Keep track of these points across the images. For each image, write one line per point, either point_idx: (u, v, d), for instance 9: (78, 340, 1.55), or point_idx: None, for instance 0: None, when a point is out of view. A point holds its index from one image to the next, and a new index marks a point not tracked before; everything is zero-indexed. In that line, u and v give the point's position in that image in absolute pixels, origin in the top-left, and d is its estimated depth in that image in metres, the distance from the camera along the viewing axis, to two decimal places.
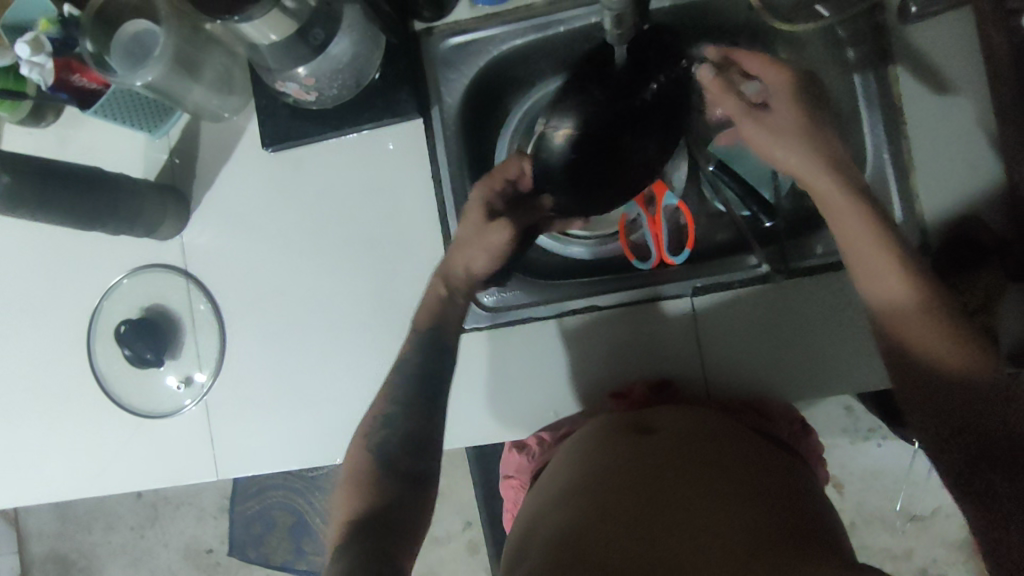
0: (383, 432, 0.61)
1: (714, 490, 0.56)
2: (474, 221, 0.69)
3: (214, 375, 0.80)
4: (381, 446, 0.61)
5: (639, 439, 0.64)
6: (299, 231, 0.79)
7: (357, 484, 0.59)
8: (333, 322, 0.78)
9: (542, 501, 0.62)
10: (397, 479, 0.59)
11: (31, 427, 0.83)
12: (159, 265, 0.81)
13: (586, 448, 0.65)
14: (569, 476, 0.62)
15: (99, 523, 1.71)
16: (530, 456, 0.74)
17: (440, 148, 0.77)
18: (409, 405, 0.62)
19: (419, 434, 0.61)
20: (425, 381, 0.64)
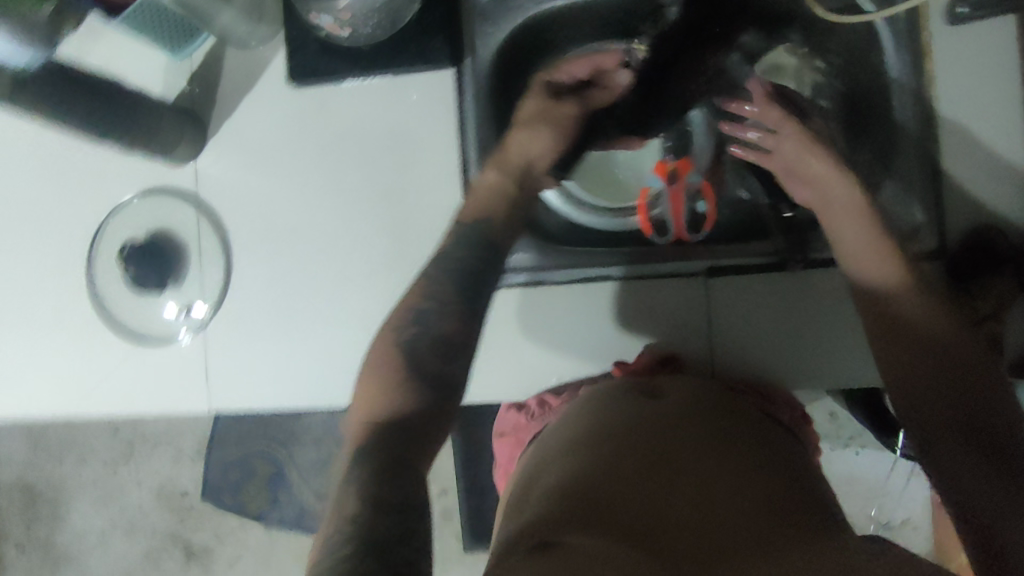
0: (418, 330, 0.57)
1: (710, 458, 0.57)
2: (541, 108, 0.72)
3: (215, 307, 0.78)
4: (418, 348, 0.56)
5: (643, 405, 0.64)
6: (316, 170, 0.78)
7: (384, 378, 0.55)
8: (339, 265, 0.77)
9: (544, 459, 0.62)
10: (427, 382, 0.55)
11: (22, 341, 0.82)
12: (170, 189, 0.79)
13: (593, 406, 0.65)
14: (569, 436, 0.63)
15: (71, 455, 1.69)
16: (529, 414, 0.74)
17: (468, 100, 0.75)
18: (447, 308, 0.58)
19: (452, 337, 0.57)
20: (462, 291, 0.60)
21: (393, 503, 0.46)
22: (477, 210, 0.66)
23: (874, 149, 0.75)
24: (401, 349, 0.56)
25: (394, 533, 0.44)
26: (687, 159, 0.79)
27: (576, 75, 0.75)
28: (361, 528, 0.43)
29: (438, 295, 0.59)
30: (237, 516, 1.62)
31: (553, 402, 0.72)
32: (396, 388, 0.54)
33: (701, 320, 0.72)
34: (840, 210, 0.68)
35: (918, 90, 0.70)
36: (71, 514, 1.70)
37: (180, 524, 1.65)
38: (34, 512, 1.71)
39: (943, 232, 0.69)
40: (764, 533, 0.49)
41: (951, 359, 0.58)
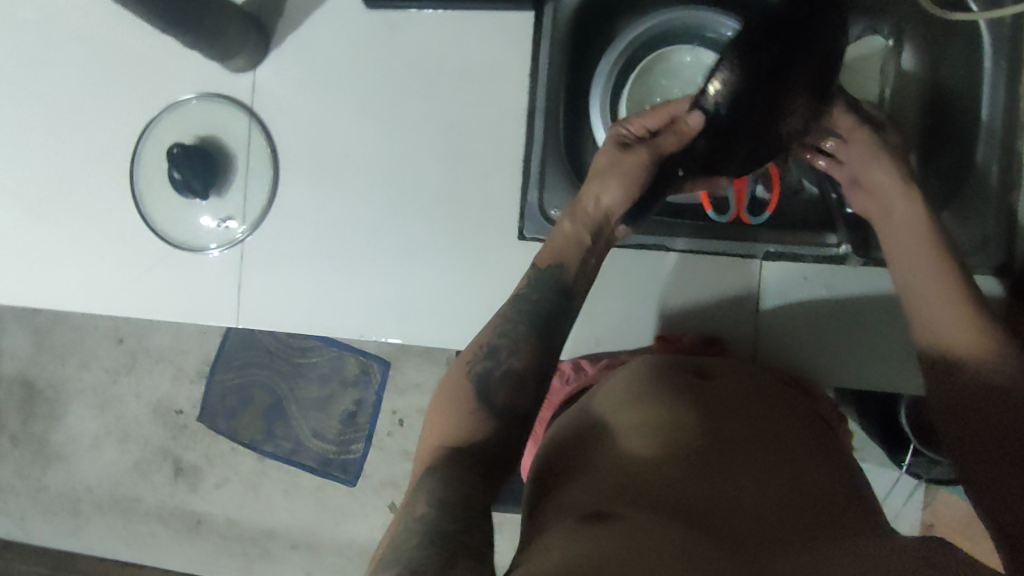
0: (490, 364, 0.59)
1: (755, 450, 0.57)
2: (609, 154, 0.69)
3: (255, 224, 0.77)
4: (489, 381, 0.58)
5: (694, 385, 0.64)
6: (378, 99, 0.75)
7: (459, 405, 0.58)
8: (389, 198, 0.75)
9: (585, 428, 0.63)
10: (503, 415, 0.57)
11: (57, 229, 0.80)
12: (225, 97, 0.77)
13: (638, 381, 0.65)
14: (618, 408, 0.63)
15: (75, 358, 1.69)
16: (563, 377, 0.75)
17: (544, 49, 0.73)
18: (519, 344, 0.60)
19: (532, 371, 0.59)
20: (541, 329, 0.61)
21: (459, 505, 0.49)
22: (552, 256, 0.65)
23: (947, 162, 0.73)
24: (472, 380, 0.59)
25: (464, 535, 0.47)
26: None
27: (646, 126, 0.70)
28: (431, 523, 0.47)
29: (513, 332, 0.61)
30: (231, 442, 1.62)
31: (589, 368, 0.73)
32: (465, 414, 0.57)
33: (750, 306, 0.72)
34: (896, 220, 0.65)
35: (1009, 103, 0.68)
36: (67, 416, 1.70)
37: (172, 442, 1.65)
38: (31, 408, 1.72)
39: (1011, 252, 0.68)
40: (803, 526, 0.50)
41: (992, 386, 0.57)
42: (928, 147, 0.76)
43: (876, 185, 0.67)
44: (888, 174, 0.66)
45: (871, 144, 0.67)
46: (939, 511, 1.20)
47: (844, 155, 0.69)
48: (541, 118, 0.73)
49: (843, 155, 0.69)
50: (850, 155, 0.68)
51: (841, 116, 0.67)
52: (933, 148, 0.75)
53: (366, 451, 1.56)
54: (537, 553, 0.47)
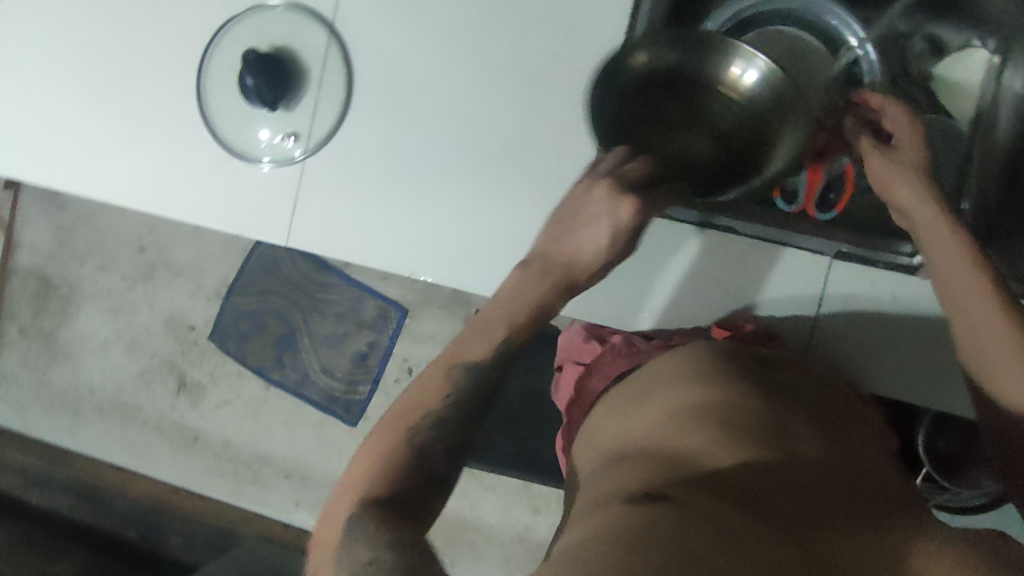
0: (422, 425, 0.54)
1: (807, 436, 0.59)
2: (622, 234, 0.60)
3: (320, 143, 0.75)
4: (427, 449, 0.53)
5: (758, 371, 0.67)
6: (463, 33, 0.73)
7: (384, 464, 0.52)
8: (462, 139, 0.73)
9: (644, 405, 0.66)
10: (433, 480, 0.53)
11: (117, 120, 0.79)
12: (307, 8, 0.75)
13: (701, 362, 0.68)
14: (679, 383, 0.66)
15: (93, 260, 1.68)
16: (614, 350, 0.78)
17: (644, 8, 0.70)
18: (463, 418, 0.55)
19: (465, 439, 0.55)
20: (482, 400, 0.56)
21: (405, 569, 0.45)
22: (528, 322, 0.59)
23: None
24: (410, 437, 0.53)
25: None
26: None
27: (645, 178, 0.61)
28: None
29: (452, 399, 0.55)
30: (239, 365, 1.62)
31: (641, 344, 0.78)
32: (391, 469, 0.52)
33: (811, 307, 0.72)
34: (937, 244, 0.62)
35: None
36: (79, 315, 1.70)
37: (181, 356, 1.65)
38: (44, 303, 1.72)
39: None
40: (850, 505, 0.51)
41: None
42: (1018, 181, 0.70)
43: (909, 205, 0.63)
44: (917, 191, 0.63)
45: (894, 164, 0.64)
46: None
47: (870, 169, 0.65)
48: None
49: (871, 166, 0.65)
50: (876, 174, 0.65)
51: (864, 142, 0.66)
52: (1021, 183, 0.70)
53: (371, 394, 1.57)
54: (595, 520, 0.51)
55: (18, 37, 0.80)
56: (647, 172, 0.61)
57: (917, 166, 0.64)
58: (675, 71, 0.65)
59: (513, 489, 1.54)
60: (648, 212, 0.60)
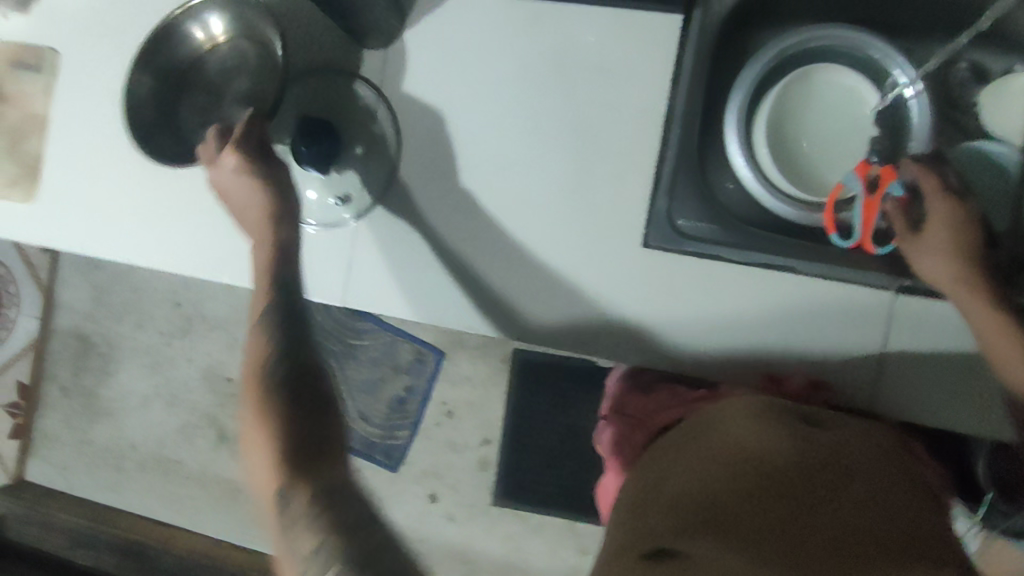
0: (292, 494, 0.61)
1: (847, 493, 0.56)
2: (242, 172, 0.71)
3: (372, 204, 0.76)
4: (281, 382, 0.66)
5: (802, 425, 0.63)
6: (504, 90, 0.74)
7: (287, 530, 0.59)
8: (511, 192, 0.74)
9: (677, 458, 0.66)
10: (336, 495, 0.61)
11: (173, 191, 0.81)
12: (354, 74, 0.77)
13: (740, 415, 0.65)
14: (718, 432, 0.65)
15: (131, 317, 1.71)
16: (659, 401, 0.79)
17: (688, 56, 0.70)
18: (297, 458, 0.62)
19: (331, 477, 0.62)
20: (310, 438, 0.64)
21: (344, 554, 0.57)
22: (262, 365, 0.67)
23: None
24: (291, 498, 0.61)
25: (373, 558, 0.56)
26: (864, 162, 0.69)
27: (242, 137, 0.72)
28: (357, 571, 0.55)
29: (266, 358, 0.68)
30: None
31: (686, 393, 0.77)
32: (288, 477, 0.61)
33: (876, 341, 0.71)
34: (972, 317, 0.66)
35: None
36: (118, 371, 1.72)
37: (220, 408, 1.66)
38: (84, 361, 1.74)
39: None
40: None
41: None
42: None
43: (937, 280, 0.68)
44: (948, 268, 0.67)
45: (924, 242, 0.68)
46: (990, 561, 1.14)
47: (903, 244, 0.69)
48: (677, 123, 0.71)
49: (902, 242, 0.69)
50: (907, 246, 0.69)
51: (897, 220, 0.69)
52: None
53: (411, 437, 1.57)
54: None
55: (77, 116, 0.84)
56: (226, 134, 0.73)
57: (949, 240, 0.67)
58: (175, 69, 0.77)
59: (559, 530, 1.51)
60: (246, 143, 0.71)
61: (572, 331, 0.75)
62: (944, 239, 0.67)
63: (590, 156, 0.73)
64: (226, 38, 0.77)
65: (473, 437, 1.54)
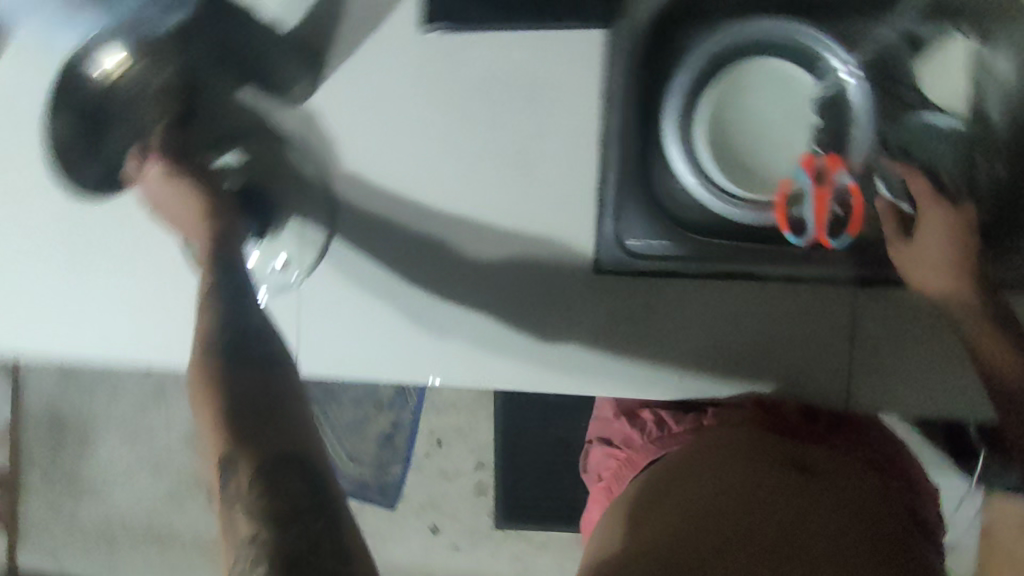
0: (237, 465, 0.71)
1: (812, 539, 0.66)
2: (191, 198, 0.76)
3: (311, 266, 0.73)
4: (223, 376, 0.75)
5: (772, 472, 0.72)
6: (432, 131, 0.70)
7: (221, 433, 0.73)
8: (454, 235, 0.71)
9: (653, 489, 0.74)
10: (254, 416, 0.73)
11: (108, 281, 0.78)
12: (273, 135, 0.73)
13: (713, 453, 0.75)
14: (689, 465, 0.74)
15: (99, 392, 1.64)
16: (646, 435, 0.79)
17: (616, 70, 0.69)
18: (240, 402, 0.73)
19: (257, 414, 0.73)
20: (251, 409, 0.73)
21: (252, 425, 0.73)
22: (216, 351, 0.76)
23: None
24: (235, 469, 0.71)
25: (243, 408, 0.73)
26: (806, 153, 0.71)
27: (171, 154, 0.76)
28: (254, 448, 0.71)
29: (211, 351, 0.76)
30: None
31: (675, 425, 0.78)
32: (231, 442, 0.72)
33: (846, 337, 0.68)
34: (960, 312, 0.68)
35: None
36: (94, 449, 1.65)
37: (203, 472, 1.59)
38: (57, 443, 1.67)
39: None
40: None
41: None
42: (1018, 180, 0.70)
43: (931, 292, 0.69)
44: (935, 268, 0.70)
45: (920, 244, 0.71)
46: None
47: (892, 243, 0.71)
48: (613, 142, 0.69)
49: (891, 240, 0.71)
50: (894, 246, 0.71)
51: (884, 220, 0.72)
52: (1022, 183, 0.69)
53: (405, 471, 1.51)
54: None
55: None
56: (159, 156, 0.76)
57: (936, 242, 0.71)
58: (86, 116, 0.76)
59: (566, 544, 1.50)
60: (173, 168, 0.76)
61: (532, 370, 0.72)
62: (931, 242, 0.71)
63: (530, 187, 0.70)
64: (123, 69, 0.73)
65: (467, 464, 1.52)
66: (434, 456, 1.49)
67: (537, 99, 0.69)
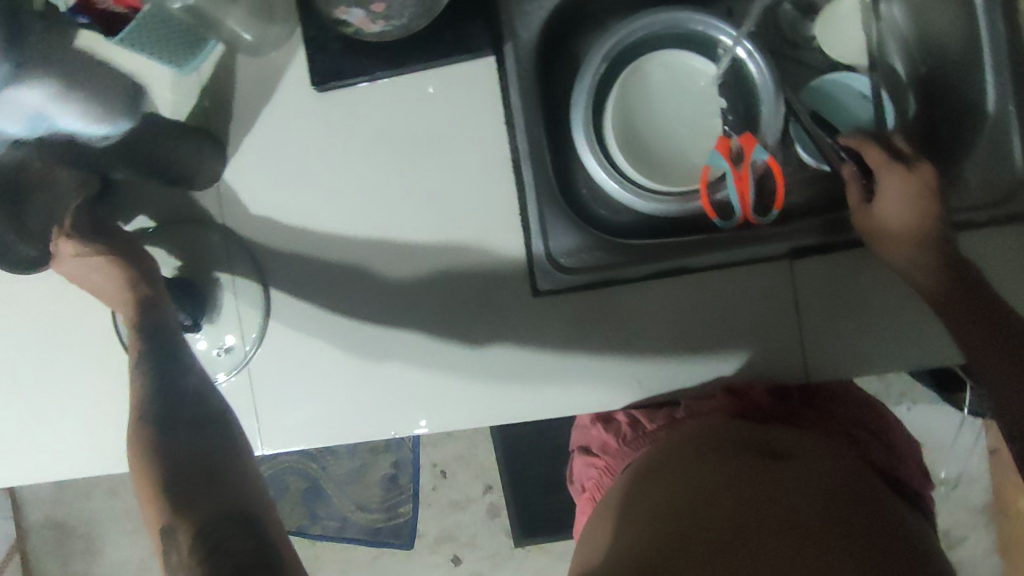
0: (176, 533, 0.48)
1: (816, 537, 0.51)
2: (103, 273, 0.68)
3: (257, 340, 0.73)
4: (159, 451, 0.54)
5: (752, 456, 0.61)
6: (350, 186, 0.71)
7: (149, 487, 0.52)
8: (388, 280, 0.71)
9: (624, 504, 0.64)
10: (193, 490, 0.51)
11: (61, 392, 0.77)
12: (197, 219, 0.74)
13: (685, 445, 0.65)
14: (659, 467, 0.65)
15: (101, 488, 1.62)
16: (620, 438, 0.74)
17: (514, 91, 0.69)
18: (179, 459, 0.52)
19: (208, 469, 0.52)
20: (183, 471, 0.52)
21: (191, 488, 0.51)
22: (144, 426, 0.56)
23: (946, 138, 0.69)
24: (175, 537, 0.48)
25: (203, 490, 0.51)
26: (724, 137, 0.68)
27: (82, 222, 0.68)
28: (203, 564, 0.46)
29: (142, 423, 0.57)
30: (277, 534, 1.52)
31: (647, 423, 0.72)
32: (170, 513, 0.49)
33: (790, 309, 0.68)
34: (915, 269, 0.64)
35: (1009, 31, 0.63)
36: (107, 546, 1.63)
37: None
38: (69, 548, 1.64)
39: None
40: None
41: None
42: (934, 118, 0.71)
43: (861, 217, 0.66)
44: (897, 209, 0.65)
45: (897, 182, 0.65)
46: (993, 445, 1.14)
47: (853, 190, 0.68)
48: (526, 162, 0.69)
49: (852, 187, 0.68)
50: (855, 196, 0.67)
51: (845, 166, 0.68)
52: (941, 122, 0.70)
53: (416, 510, 1.52)
54: None
55: None
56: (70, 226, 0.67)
57: (907, 184, 0.65)
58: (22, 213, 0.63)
59: None
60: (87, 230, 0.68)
61: (496, 402, 0.70)
62: (897, 185, 0.65)
63: (455, 221, 0.70)
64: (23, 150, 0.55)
65: (475, 488, 1.51)
66: (441, 486, 1.51)
67: (444, 134, 0.70)
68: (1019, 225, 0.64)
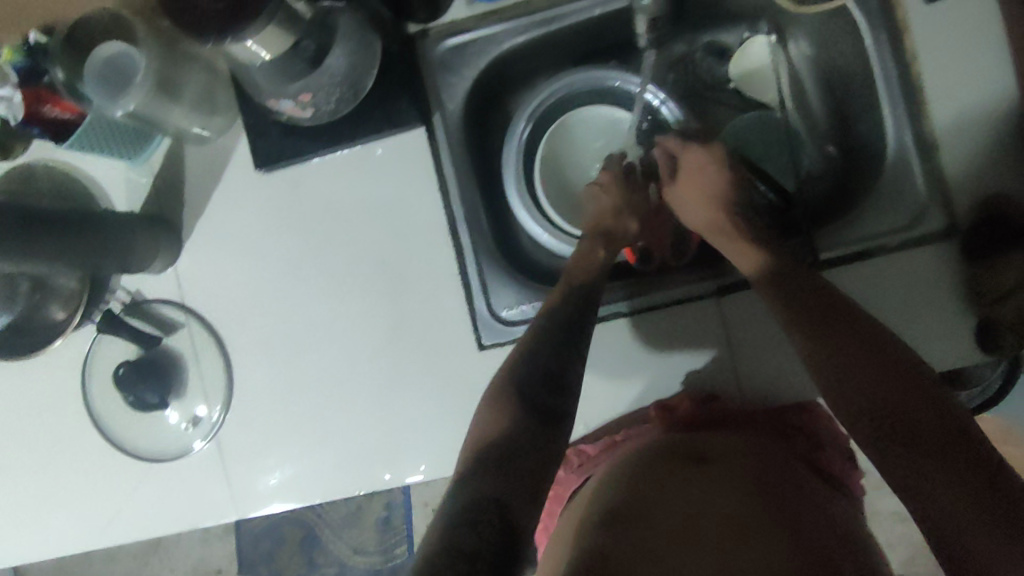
0: (467, 482, 0.53)
1: (749, 536, 0.56)
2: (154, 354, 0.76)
3: (223, 411, 0.76)
4: (517, 422, 0.58)
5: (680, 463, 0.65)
6: (300, 257, 0.75)
7: (498, 403, 0.59)
8: (343, 343, 0.75)
9: (572, 517, 0.66)
10: (499, 467, 0.54)
11: (40, 474, 0.80)
12: (157, 300, 0.78)
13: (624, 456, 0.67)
14: (604, 479, 0.66)
15: (100, 554, 1.60)
16: (568, 466, 0.74)
17: (446, 159, 0.73)
18: (506, 445, 0.56)
19: (512, 441, 0.56)
20: (551, 378, 0.61)
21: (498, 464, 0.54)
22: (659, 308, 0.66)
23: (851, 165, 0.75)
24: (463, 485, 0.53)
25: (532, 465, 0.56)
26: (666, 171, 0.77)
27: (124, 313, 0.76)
28: (475, 525, 0.49)
29: (510, 388, 0.60)
30: None
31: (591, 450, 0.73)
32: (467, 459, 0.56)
33: (723, 345, 0.70)
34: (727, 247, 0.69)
35: (902, 70, 0.67)
36: None
37: None
38: None
39: (951, 212, 0.66)
40: None
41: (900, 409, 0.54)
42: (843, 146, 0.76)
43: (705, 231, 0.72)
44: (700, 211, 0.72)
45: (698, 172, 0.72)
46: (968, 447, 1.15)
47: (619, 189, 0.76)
48: (462, 225, 0.73)
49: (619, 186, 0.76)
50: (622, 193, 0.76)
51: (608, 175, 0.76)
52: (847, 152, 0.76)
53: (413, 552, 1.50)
54: None
55: None
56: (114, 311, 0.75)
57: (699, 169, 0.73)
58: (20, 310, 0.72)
59: None
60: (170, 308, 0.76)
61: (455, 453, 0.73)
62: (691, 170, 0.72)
63: (402, 285, 0.74)
64: None
65: None
66: None
67: (384, 203, 0.74)
68: (926, 248, 0.67)
